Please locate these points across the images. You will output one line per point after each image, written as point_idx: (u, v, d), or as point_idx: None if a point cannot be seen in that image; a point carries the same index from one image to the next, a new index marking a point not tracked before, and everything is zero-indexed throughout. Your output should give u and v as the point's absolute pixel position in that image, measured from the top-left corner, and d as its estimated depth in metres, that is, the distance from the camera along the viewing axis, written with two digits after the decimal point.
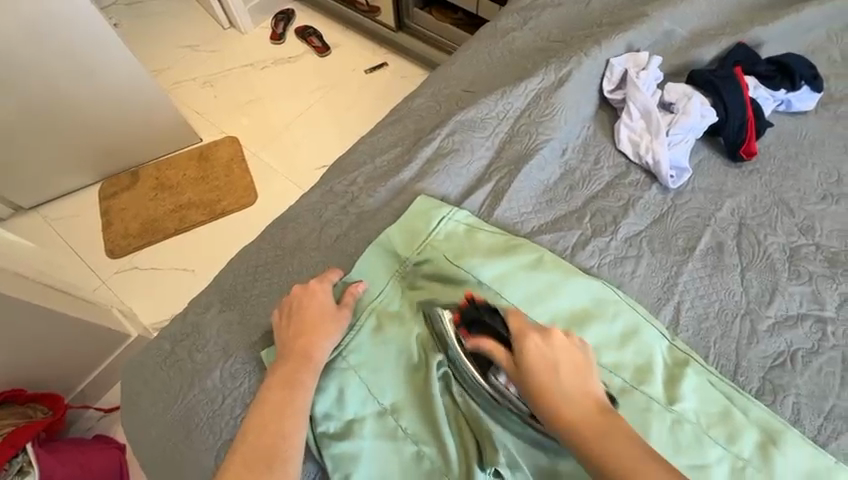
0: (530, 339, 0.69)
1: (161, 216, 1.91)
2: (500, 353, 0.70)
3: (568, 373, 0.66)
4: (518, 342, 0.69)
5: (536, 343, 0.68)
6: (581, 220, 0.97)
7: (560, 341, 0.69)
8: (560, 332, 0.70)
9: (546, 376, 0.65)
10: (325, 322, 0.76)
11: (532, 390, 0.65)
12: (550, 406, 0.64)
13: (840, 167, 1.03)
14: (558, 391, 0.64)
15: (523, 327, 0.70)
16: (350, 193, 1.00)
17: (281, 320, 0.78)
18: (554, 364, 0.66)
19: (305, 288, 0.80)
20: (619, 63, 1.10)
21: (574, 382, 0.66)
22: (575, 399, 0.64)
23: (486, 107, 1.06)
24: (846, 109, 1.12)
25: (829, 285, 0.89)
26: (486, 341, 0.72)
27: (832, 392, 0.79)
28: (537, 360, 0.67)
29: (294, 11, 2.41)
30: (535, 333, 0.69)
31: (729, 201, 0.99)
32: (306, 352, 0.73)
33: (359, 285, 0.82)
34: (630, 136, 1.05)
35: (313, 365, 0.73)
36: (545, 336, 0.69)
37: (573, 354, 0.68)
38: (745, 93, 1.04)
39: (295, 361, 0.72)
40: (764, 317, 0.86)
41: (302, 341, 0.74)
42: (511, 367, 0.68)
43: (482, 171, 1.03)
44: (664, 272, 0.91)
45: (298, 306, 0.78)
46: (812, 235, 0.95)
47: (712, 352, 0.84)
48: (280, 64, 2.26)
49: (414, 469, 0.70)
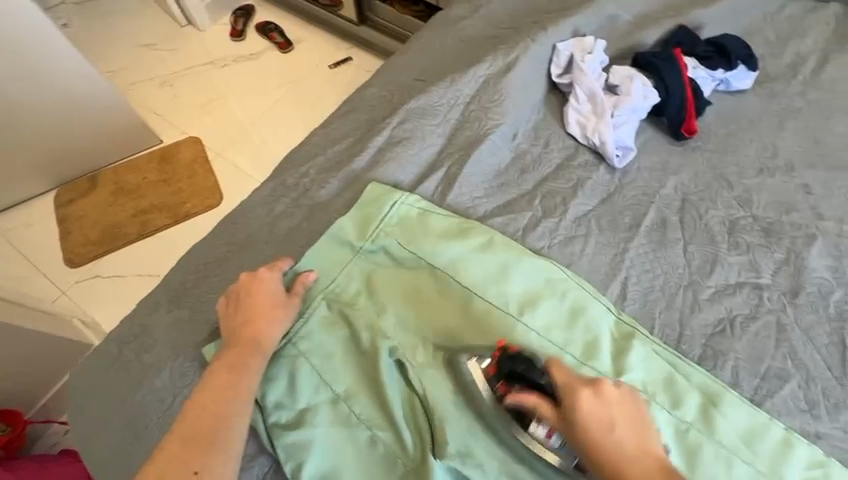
0: (580, 395, 0.62)
1: (121, 221, 1.85)
2: (545, 410, 0.64)
3: (624, 430, 0.60)
4: (565, 401, 0.62)
5: (585, 402, 0.61)
6: (532, 202, 0.99)
7: (613, 395, 0.63)
8: (611, 385, 0.64)
9: (603, 440, 0.59)
10: (273, 309, 0.76)
11: (586, 452, 0.60)
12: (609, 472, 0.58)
13: (775, 142, 1.08)
14: (617, 458, 0.58)
15: (570, 381, 0.64)
16: (302, 185, 0.99)
17: (229, 308, 0.77)
18: (611, 425, 0.60)
19: (252, 276, 0.79)
20: (565, 47, 1.12)
21: (632, 440, 0.60)
22: (636, 462, 0.58)
23: (437, 95, 1.07)
24: (781, 86, 1.17)
25: (765, 253, 0.93)
26: (527, 396, 0.65)
27: (768, 354, 0.83)
28: (588, 420, 0.60)
29: (253, 6, 2.36)
30: (586, 389, 0.62)
31: (673, 178, 1.02)
32: (255, 339, 0.73)
33: (310, 273, 0.82)
34: (578, 119, 1.07)
35: (262, 352, 0.73)
36: (596, 389, 0.63)
37: (627, 408, 0.62)
38: (684, 74, 1.08)
39: (242, 347, 0.72)
40: (705, 287, 0.90)
41: (249, 328, 0.74)
42: (563, 429, 0.62)
43: (434, 158, 1.04)
44: (611, 248, 0.94)
45: (245, 294, 0.77)
46: (750, 207, 0.99)
47: (658, 322, 0.87)
48: (240, 61, 2.22)
49: (367, 453, 0.71)
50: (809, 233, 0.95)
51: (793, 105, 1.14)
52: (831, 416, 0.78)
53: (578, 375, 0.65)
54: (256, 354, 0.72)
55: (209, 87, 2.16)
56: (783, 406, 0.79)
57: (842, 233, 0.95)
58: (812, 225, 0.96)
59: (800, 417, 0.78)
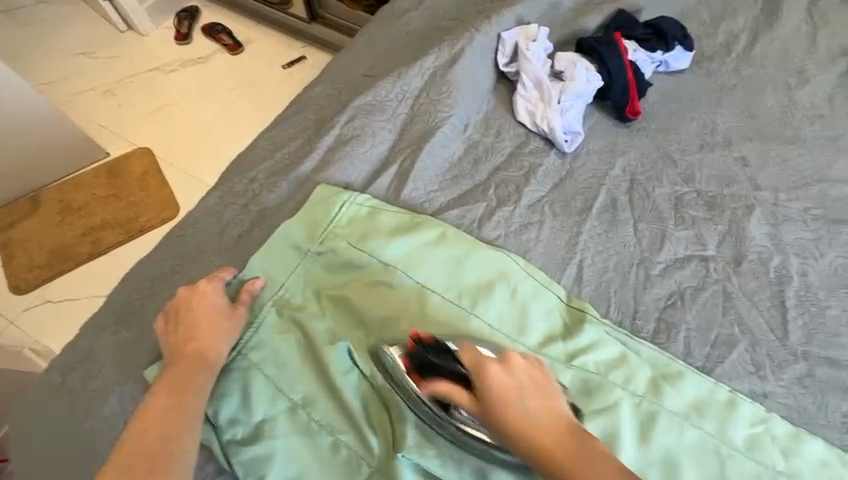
0: (490, 369, 0.63)
1: (70, 242, 1.75)
2: (459, 395, 0.65)
3: (532, 395, 0.63)
4: (476, 376, 0.64)
5: (495, 374, 0.63)
6: (486, 192, 0.99)
7: (519, 365, 0.65)
8: (517, 355, 0.66)
9: (512, 407, 0.61)
10: (217, 322, 0.74)
11: (495, 421, 0.61)
12: (523, 439, 0.60)
13: (714, 119, 1.12)
14: (525, 420, 0.60)
15: (480, 359, 0.65)
16: (250, 191, 0.96)
17: (169, 325, 0.74)
18: (518, 392, 0.62)
19: (191, 289, 0.76)
20: (510, 36, 1.13)
21: (537, 405, 0.62)
22: (544, 426, 0.60)
23: (384, 90, 1.06)
24: (717, 65, 1.22)
25: (709, 226, 0.97)
26: (441, 383, 0.66)
27: (716, 322, 0.87)
28: (502, 390, 0.62)
29: (197, 7, 2.26)
30: (494, 364, 0.64)
31: (620, 159, 1.05)
32: (201, 354, 0.71)
33: (256, 281, 0.80)
34: (526, 107, 1.08)
35: (208, 366, 0.71)
36: (506, 363, 0.65)
37: (535, 376, 0.65)
38: (625, 57, 1.10)
39: (188, 364, 0.70)
40: (655, 263, 0.93)
41: (193, 344, 0.72)
42: (476, 410, 0.63)
43: (386, 154, 1.02)
44: (565, 232, 0.95)
45: (186, 306, 0.75)
46: (693, 183, 1.03)
47: (613, 301, 0.89)
48: (187, 66, 2.12)
49: (330, 459, 0.70)
50: (748, 203, 1.00)
51: (729, 82, 1.19)
52: (776, 375, 0.82)
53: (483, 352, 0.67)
54: (204, 369, 0.70)
55: (158, 95, 2.06)
56: (732, 371, 0.83)
57: (778, 202, 1.00)
58: (751, 196, 1.01)
59: (748, 379, 0.82)
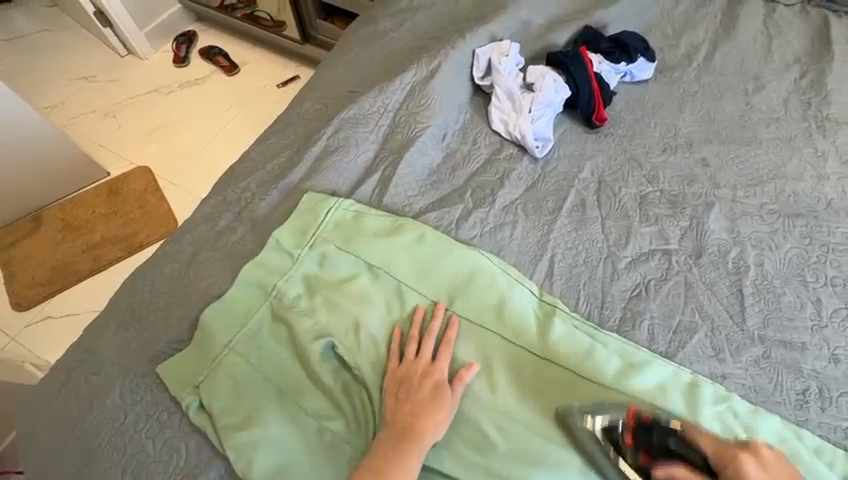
0: (740, 462, 0.59)
1: (72, 258, 1.81)
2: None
3: None
4: (724, 467, 0.60)
5: (748, 467, 0.59)
6: (463, 195, 1.06)
7: (770, 458, 0.60)
8: (769, 449, 0.61)
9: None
10: (437, 406, 0.74)
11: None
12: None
13: (676, 124, 1.21)
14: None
15: (721, 447, 0.63)
16: (244, 199, 1.04)
17: (399, 394, 0.76)
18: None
19: (424, 366, 0.79)
20: (484, 52, 1.21)
21: None
22: None
23: (367, 104, 1.14)
24: (679, 74, 1.31)
25: (672, 222, 1.04)
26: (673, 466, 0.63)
27: (679, 310, 0.93)
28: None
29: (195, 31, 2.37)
30: (742, 453, 0.61)
31: (589, 163, 1.13)
32: (417, 440, 0.71)
33: (470, 370, 0.80)
34: (500, 117, 1.16)
35: (419, 452, 0.71)
36: (752, 453, 0.61)
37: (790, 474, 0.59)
38: (590, 69, 1.19)
39: (406, 438, 0.71)
40: (622, 257, 0.99)
41: (412, 418, 0.73)
42: None
43: (370, 163, 1.10)
44: (538, 231, 1.02)
45: (412, 379, 0.77)
46: (657, 183, 1.10)
47: (582, 293, 0.95)
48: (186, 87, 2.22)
49: (316, 443, 0.75)
50: (708, 200, 1.07)
51: (690, 89, 1.27)
52: (735, 357, 0.88)
53: (727, 441, 0.64)
54: (414, 455, 0.70)
55: (158, 115, 2.16)
56: (693, 354, 0.88)
57: (736, 198, 1.07)
58: (711, 193, 1.08)
59: (708, 362, 0.88)
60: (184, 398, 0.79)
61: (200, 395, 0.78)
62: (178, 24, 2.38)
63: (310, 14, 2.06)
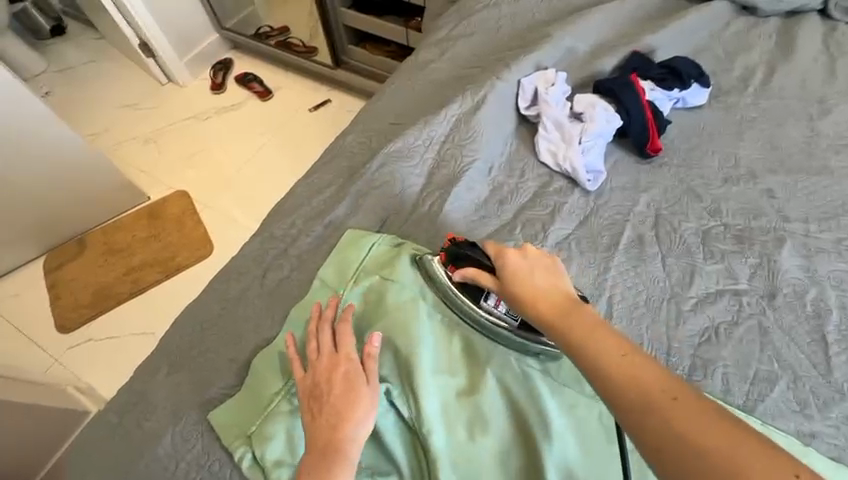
0: (506, 254, 0.78)
1: (113, 281, 1.85)
2: (482, 277, 0.81)
3: (540, 274, 0.74)
4: (498, 261, 0.78)
5: (510, 257, 0.77)
6: (512, 231, 1.03)
7: (533, 252, 0.78)
8: (534, 247, 0.79)
9: (521, 280, 0.73)
10: (352, 406, 0.70)
11: (510, 295, 0.74)
12: (525, 302, 0.71)
13: (736, 153, 1.14)
14: (530, 288, 0.71)
15: (501, 248, 0.80)
16: (290, 236, 1.03)
17: (312, 404, 0.72)
18: (527, 270, 0.75)
19: (328, 361, 0.75)
20: (529, 81, 1.19)
21: (546, 282, 0.72)
22: (545, 296, 0.70)
23: (412, 137, 1.12)
24: (734, 99, 1.25)
25: (740, 259, 0.97)
26: (469, 270, 0.84)
27: (755, 359, 0.86)
28: (515, 266, 0.75)
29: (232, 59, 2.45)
30: (511, 250, 0.79)
31: (644, 195, 1.08)
32: (338, 448, 0.67)
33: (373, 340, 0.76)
34: (548, 148, 1.13)
35: (345, 459, 0.66)
36: (521, 251, 0.78)
37: (547, 263, 0.76)
38: (642, 96, 1.14)
39: (330, 454, 0.66)
40: (687, 297, 0.93)
41: (331, 430, 0.68)
42: (495, 285, 0.78)
43: (416, 197, 1.08)
44: (593, 268, 0.97)
45: (320, 382, 0.73)
46: (719, 216, 1.04)
47: (646, 338, 0.89)
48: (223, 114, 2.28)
49: None
50: (778, 236, 0.99)
51: (748, 115, 1.21)
52: (823, 413, 0.80)
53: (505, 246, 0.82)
54: (340, 467, 0.65)
55: (198, 141, 2.21)
56: (775, 409, 0.81)
57: (810, 233, 1.00)
58: (781, 228, 1.01)
59: (793, 418, 0.80)
60: (235, 449, 0.75)
61: (252, 447, 0.75)
62: (216, 52, 2.45)
63: (343, 40, 2.10)
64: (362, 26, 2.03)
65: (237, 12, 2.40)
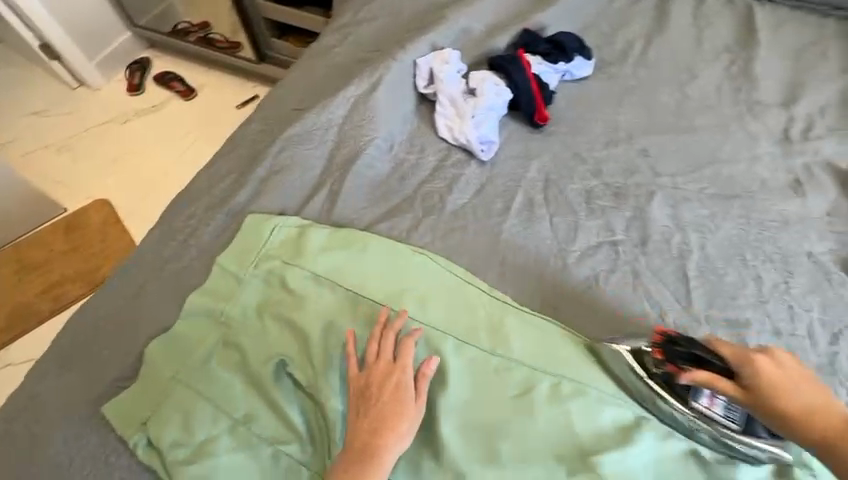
0: (758, 360, 0.71)
1: (31, 301, 1.74)
2: (721, 382, 0.72)
3: (807, 389, 0.68)
4: (749, 368, 0.71)
5: (764, 367, 0.71)
6: (413, 204, 1.07)
7: (785, 357, 0.72)
8: (783, 352, 0.72)
9: (786, 397, 0.67)
10: (399, 419, 0.74)
11: (768, 409, 0.68)
12: (799, 425, 0.66)
13: (617, 118, 1.24)
14: (801, 407, 0.66)
15: (746, 353, 0.73)
16: (189, 226, 1.02)
17: (358, 408, 0.76)
18: (792, 383, 0.68)
19: (385, 368, 0.79)
20: (425, 62, 1.23)
21: (813, 400, 0.67)
22: (820, 419, 0.65)
23: (311, 120, 1.13)
24: (616, 70, 1.35)
25: (617, 214, 1.06)
26: (701, 372, 0.73)
27: (627, 300, 0.95)
28: (777, 382, 0.69)
29: (149, 58, 2.32)
30: (760, 355, 0.72)
31: (535, 162, 1.15)
32: (375, 453, 0.72)
33: (430, 364, 0.80)
34: (446, 124, 1.18)
35: (378, 463, 0.71)
36: (769, 355, 0.72)
37: (803, 371, 0.71)
38: (528, 70, 1.21)
39: (367, 456, 0.72)
40: (571, 251, 1.01)
41: (372, 434, 0.73)
42: (743, 397, 0.70)
43: (318, 179, 1.09)
44: (488, 232, 1.03)
45: (372, 388, 0.77)
46: (601, 176, 1.13)
47: (534, 292, 0.97)
48: (142, 115, 2.18)
49: (272, 468, 0.74)
50: (649, 190, 1.10)
51: (628, 83, 1.32)
52: None
53: (745, 346, 0.74)
54: (372, 473, 0.71)
55: (114, 146, 2.10)
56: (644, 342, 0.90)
57: (677, 185, 1.11)
58: (652, 182, 1.11)
59: None
60: (130, 437, 0.76)
61: (147, 433, 0.76)
62: (129, 51, 2.32)
63: (264, 33, 2.05)
64: (284, 17, 2.00)
65: (149, 8, 2.27)
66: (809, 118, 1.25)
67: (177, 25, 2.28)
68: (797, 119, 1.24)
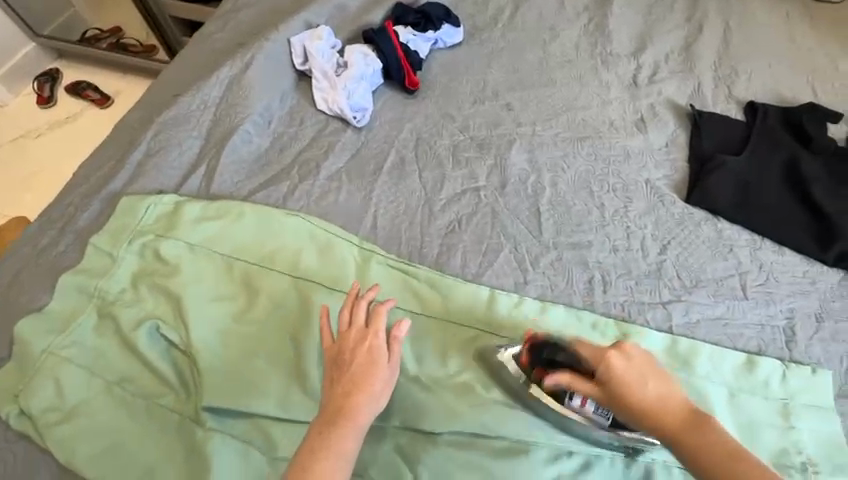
0: (610, 356, 0.65)
1: None
2: (578, 383, 0.66)
3: (652, 382, 0.63)
4: (598, 365, 0.66)
5: (617, 362, 0.65)
6: (290, 172, 1.13)
7: (634, 351, 0.67)
8: (633, 345, 0.68)
9: (633, 394, 0.62)
10: (371, 380, 0.74)
11: (617, 405, 0.63)
12: (644, 420, 0.60)
13: (486, 78, 1.34)
14: (648, 404, 0.61)
15: (598, 349, 0.67)
16: (67, 213, 1.04)
17: (333, 374, 0.77)
18: (639, 378, 0.63)
19: (357, 334, 0.79)
20: (298, 40, 1.28)
21: (654, 390, 0.62)
22: (665, 412, 0.60)
23: (186, 104, 1.18)
24: (486, 35, 1.45)
25: (480, 162, 1.16)
26: (561, 374, 0.67)
27: (486, 236, 1.05)
28: (623, 377, 0.63)
29: (59, 69, 2.25)
30: (612, 351, 0.66)
31: (408, 124, 1.23)
32: (349, 413, 0.72)
33: (402, 325, 0.81)
34: (322, 96, 1.24)
35: (352, 425, 0.71)
36: (622, 351, 0.66)
37: (648, 363, 0.65)
38: (395, 40, 1.30)
39: (341, 418, 0.71)
40: (438, 200, 1.10)
41: (345, 397, 0.73)
42: (596, 393, 0.65)
43: (195, 157, 1.13)
44: (361, 191, 1.11)
45: (344, 355, 0.78)
46: (468, 131, 1.23)
47: (404, 239, 1.05)
48: (56, 128, 2.12)
49: (146, 419, 0.80)
50: (510, 139, 1.20)
51: (497, 46, 1.42)
52: (534, 265, 1.01)
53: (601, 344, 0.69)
54: (348, 433, 0.70)
55: (28, 162, 2.04)
56: (499, 270, 1.00)
57: (535, 132, 1.22)
58: (513, 132, 1.22)
59: (513, 274, 1.00)
60: (5, 410, 0.80)
61: (20, 403, 0.80)
62: (37, 63, 2.23)
63: (176, 32, 2.04)
64: (189, 15, 1.97)
65: (54, 15, 2.17)
66: (655, 65, 1.39)
67: (87, 32, 2.19)
68: (644, 66, 1.38)
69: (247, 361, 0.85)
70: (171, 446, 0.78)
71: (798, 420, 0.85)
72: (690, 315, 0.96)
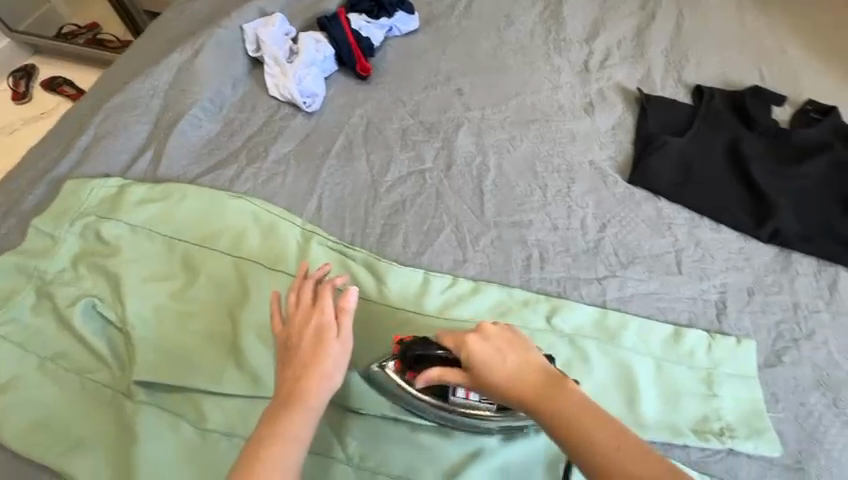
0: (466, 340, 0.67)
1: None
2: (450, 374, 0.68)
3: (509, 357, 0.64)
4: (461, 353, 0.67)
5: (475, 344, 0.66)
6: (238, 156, 1.14)
7: (493, 330, 0.68)
8: (492, 323, 0.69)
9: (493, 373, 0.63)
10: (322, 360, 0.69)
11: (482, 386, 0.64)
12: (503, 395, 0.62)
13: (440, 65, 1.35)
14: (507, 380, 0.62)
15: (457, 336, 0.68)
16: (12, 197, 1.05)
17: (284, 359, 0.72)
18: (496, 355, 0.65)
19: (304, 312, 0.74)
20: (251, 26, 1.29)
21: (510, 364, 0.63)
22: (521, 383, 0.61)
23: (136, 90, 1.19)
24: (442, 22, 1.46)
25: (427, 145, 1.18)
26: (432, 370, 0.69)
27: (429, 216, 1.06)
28: (480, 358, 0.65)
29: (34, 65, 2.19)
30: (470, 335, 0.67)
31: (358, 109, 1.25)
32: (300, 397, 0.67)
33: (350, 292, 0.72)
34: (273, 82, 1.25)
35: (305, 409, 0.66)
36: (480, 332, 0.67)
37: (507, 339, 0.67)
38: (347, 27, 1.31)
39: (293, 403, 0.66)
40: (383, 182, 1.11)
41: (296, 381, 0.68)
42: (465, 379, 0.66)
43: (144, 142, 1.14)
44: (308, 174, 1.12)
45: (292, 337, 0.72)
46: (418, 115, 1.24)
47: (348, 220, 1.06)
48: (30, 124, 2.06)
49: (78, 393, 0.82)
50: (458, 123, 1.22)
51: (452, 34, 1.43)
52: (474, 244, 1.03)
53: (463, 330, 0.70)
54: (302, 418, 0.66)
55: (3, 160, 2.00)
56: (439, 249, 1.02)
57: (484, 116, 1.24)
58: (462, 116, 1.24)
59: (452, 253, 1.02)
60: None
61: None
62: (13, 60, 2.18)
63: None
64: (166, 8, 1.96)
65: (29, 12, 2.14)
66: (607, 51, 1.40)
67: (63, 29, 2.18)
68: (596, 52, 1.40)
69: (183, 337, 0.87)
70: (101, 419, 0.80)
71: (720, 388, 0.89)
72: (624, 290, 0.98)
